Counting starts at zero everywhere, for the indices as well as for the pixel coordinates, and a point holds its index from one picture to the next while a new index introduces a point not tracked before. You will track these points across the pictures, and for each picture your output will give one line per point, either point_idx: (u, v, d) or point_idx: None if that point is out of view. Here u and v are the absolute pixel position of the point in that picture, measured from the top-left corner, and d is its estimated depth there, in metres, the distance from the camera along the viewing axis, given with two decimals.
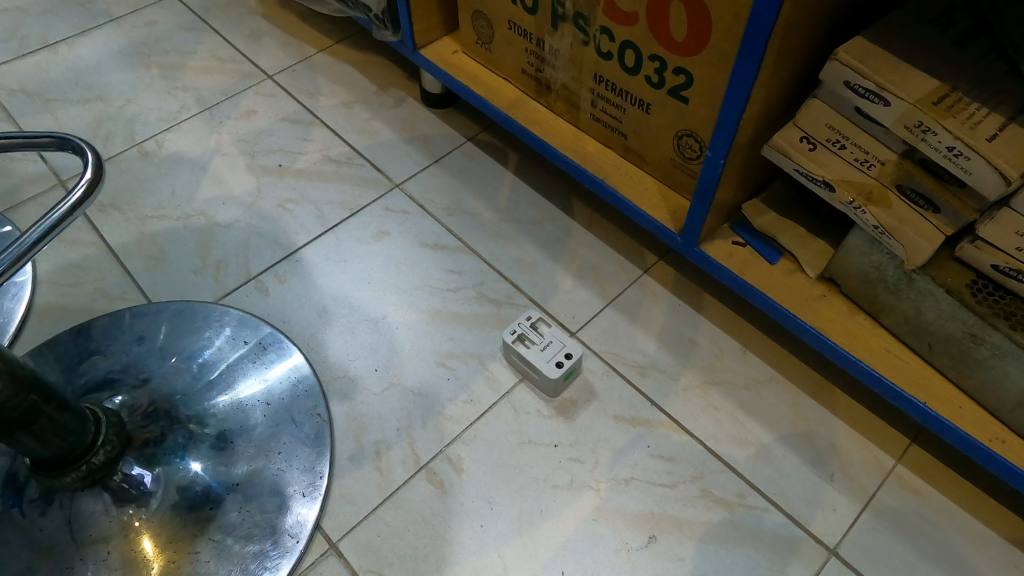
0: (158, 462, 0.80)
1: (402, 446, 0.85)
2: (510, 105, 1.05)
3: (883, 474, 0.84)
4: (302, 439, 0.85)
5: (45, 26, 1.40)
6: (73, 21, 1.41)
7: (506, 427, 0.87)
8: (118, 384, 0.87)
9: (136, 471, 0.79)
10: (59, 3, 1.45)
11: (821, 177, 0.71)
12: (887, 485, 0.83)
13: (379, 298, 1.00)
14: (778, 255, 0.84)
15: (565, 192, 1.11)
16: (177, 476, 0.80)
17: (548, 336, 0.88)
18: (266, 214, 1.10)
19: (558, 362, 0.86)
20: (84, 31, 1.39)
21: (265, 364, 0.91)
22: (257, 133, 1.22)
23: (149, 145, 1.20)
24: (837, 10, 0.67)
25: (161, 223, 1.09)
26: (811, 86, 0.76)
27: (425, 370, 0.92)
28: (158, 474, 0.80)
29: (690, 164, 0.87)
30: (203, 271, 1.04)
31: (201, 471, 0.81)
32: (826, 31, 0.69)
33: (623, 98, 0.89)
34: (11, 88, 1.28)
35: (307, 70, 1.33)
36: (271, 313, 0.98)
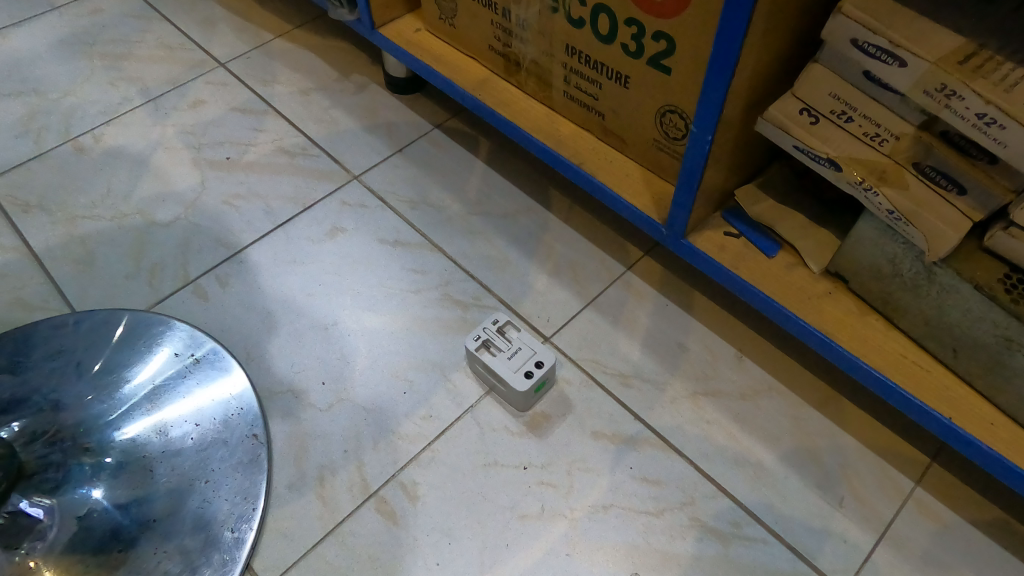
0: (59, 495, 0.71)
1: (349, 471, 0.75)
2: (476, 87, 0.94)
3: (900, 497, 0.73)
4: (234, 466, 0.75)
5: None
6: (11, 9, 1.31)
7: (469, 447, 0.76)
8: (23, 406, 0.77)
9: (24, 506, 0.70)
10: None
11: (825, 154, 0.60)
12: (904, 509, 0.72)
13: (330, 303, 0.89)
14: (776, 247, 0.73)
15: (540, 182, 1.00)
16: (72, 505, 0.71)
17: (517, 343, 0.78)
18: (209, 211, 1.00)
19: (528, 372, 0.75)
20: (23, 21, 1.28)
21: (197, 380, 0.81)
22: (204, 124, 1.12)
23: (84, 139, 1.10)
24: None
25: (93, 223, 0.99)
26: (812, 51, 0.66)
27: (379, 383, 0.81)
28: (54, 507, 0.71)
29: (676, 145, 0.76)
30: (136, 276, 0.93)
31: (102, 498, 0.72)
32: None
33: (598, 73, 0.79)
34: None
35: (263, 57, 1.22)
36: (209, 321, 0.88)
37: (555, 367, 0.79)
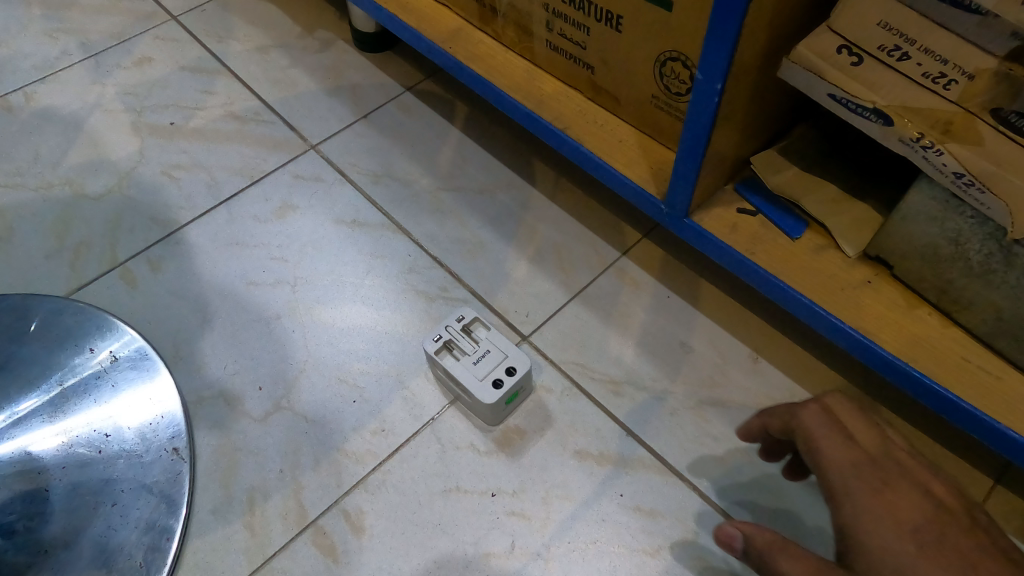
0: None
1: (284, 496, 0.63)
2: (446, 38, 0.80)
3: None
4: (147, 488, 0.63)
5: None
6: None
7: (427, 467, 0.64)
8: None
9: None
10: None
11: (869, 103, 0.44)
12: None
13: (273, 293, 0.76)
14: (801, 227, 0.59)
15: (523, 151, 0.86)
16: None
17: (485, 344, 0.65)
18: (146, 184, 0.87)
19: (496, 381, 0.62)
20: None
21: (113, 383, 0.69)
22: (148, 84, 0.99)
23: (15, 99, 0.97)
24: None
25: (15, 194, 0.87)
26: None
27: (324, 389, 0.69)
28: None
29: (678, 102, 0.62)
30: (58, 256, 0.81)
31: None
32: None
33: (585, 13, 0.64)
34: None
35: (219, 10, 1.08)
36: (135, 312, 0.76)
37: (531, 373, 0.66)
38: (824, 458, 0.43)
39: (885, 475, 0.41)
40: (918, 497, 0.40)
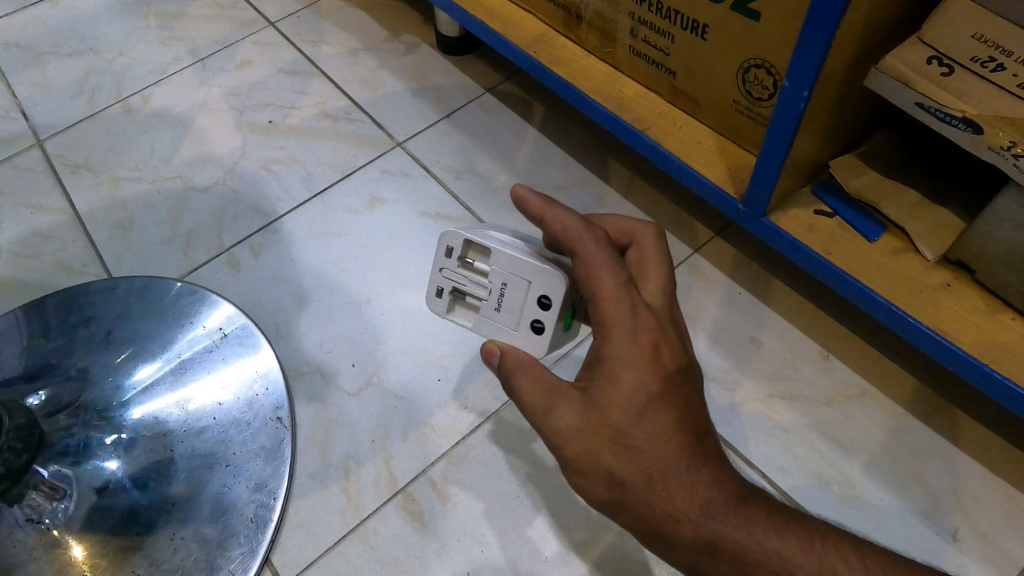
0: (77, 468, 0.68)
1: (375, 464, 0.69)
2: (531, 43, 0.85)
3: None
4: (256, 451, 0.70)
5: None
6: None
7: (507, 443, 0.69)
8: (49, 375, 0.73)
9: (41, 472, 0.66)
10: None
11: (959, 112, 0.46)
12: None
13: (364, 279, 0.83)
14: (879, 229, 0.61)
15: (599, 151, 0.90)
16: (89, 475, 0.68)
17: (499, 277, 0.54)
18: (247, 177, 0.95)
19: (535, 322, 0.53)
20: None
21: (224, 356, 0.76)
22: (249, 85, 1.07)
23: (133, 101, 1.07)
24: None
25: (135, 186, 0.97)
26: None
27: (412, 368, 0.75)
28: (67, 475, 0.67)
29: (760, 107, 0.65)
30: (171, 242, 0.90)
31: (116, 470, 0.68)
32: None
33: (670, 21, 0.68)
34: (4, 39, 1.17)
35: (313, 16, 1.16)
36: (241, 293, 0.83)
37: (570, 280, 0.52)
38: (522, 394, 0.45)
39: (612, 412, 0.41)
40: (616, 418, 0.41)
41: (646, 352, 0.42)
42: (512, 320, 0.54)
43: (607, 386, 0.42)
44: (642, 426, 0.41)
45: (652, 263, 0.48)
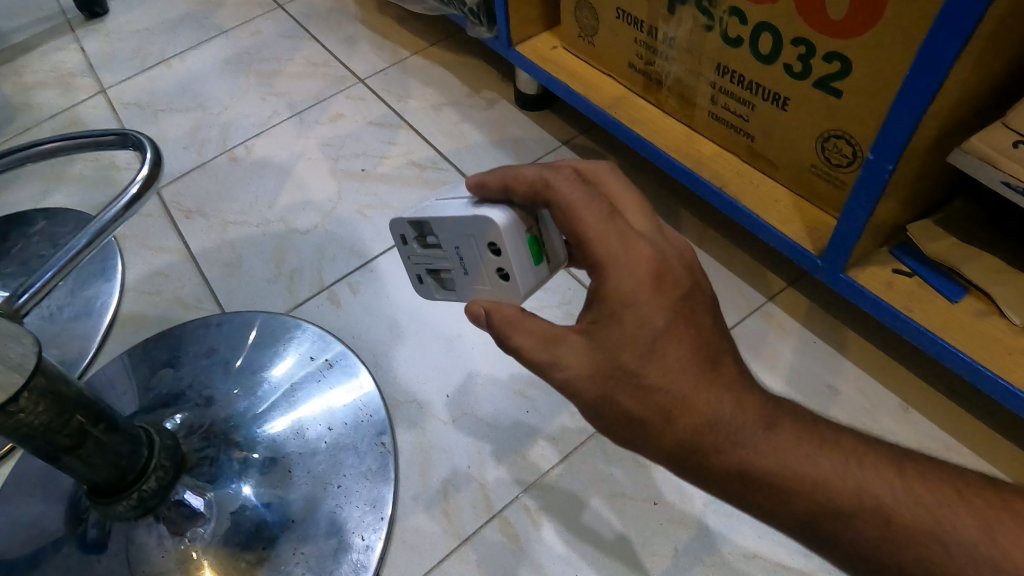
0: (214, 488, 0.74)
1: (473, 489, 0.75)
2: (613, 105, 0.93)
3: None
4: (364, 473, 0.76)
5: (164, 41, 1.49)
6: (188, 38, 1.48)
7: (596, 475, 0.74)
8: (181, 402, 0.82)
9: (188, 498, 0.72)
10: (178, 23, 1.53)
11: None
12: None
13: (454, 316, 0.90)
14: (961, 291, 0.66)
15: (672, 203, 0.97)
16: (228, 500, 0.74)
17: (451, 247, 0.55)
18: (344, 220, 1.04)
19: (499, 275, 0.52)
20: (196, 45, 1.45)
21: (330, 384, 0.84)
22: (343, 136, 1.17)
23: (238, 150, 1.19)
24: None
25: (242, 228, 1.06)
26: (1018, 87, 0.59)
27: (503, 400, 0.81)
28: (209, 499, 0.73)
29: (838, 172, 0.71)
30: (277, 279, 0.98)
31: (251, 496, 0.74)
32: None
33: (751, 92, 0.75)
34: (128, 101, 1.36)
35: (399, 73, 1.27)
36: (343, 326, 0.91)
37: (496, 224, 0.50)
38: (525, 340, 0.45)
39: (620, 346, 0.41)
40: (624, 348, 0.41)
41: (649, 281, 0.42)
42: (488, 280, 0.54)
43: (621, 328, 0.41)
44: (654, 359, 0.41)
45: (625, 194, 0.46)
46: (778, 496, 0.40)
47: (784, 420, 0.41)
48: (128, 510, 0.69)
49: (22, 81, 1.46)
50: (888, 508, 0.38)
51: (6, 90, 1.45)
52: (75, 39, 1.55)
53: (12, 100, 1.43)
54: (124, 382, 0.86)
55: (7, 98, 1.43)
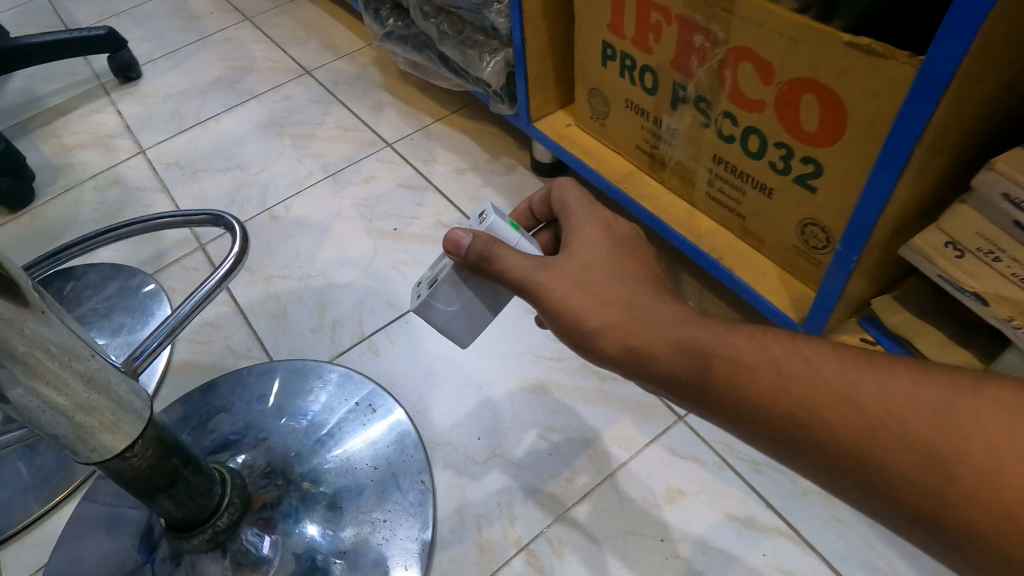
0: (276, 526, 0.84)
1: (503, 523, 0.85)
2: (621, 180, 1.05)
3: None
4: (406, 507, 0.87)
5: (198, 104, 1.62)
6: (223, 101, 1.62)
7: (610, 512, 0.85)
8: (239, 444, 0.92)
9: (254, 535, 0.82)
10: (212, 86, 1.67)
11: (970, 288, 0.66)
12: None
13: (482, 365, 1.01)
14: (913, 359, 0.77)
15: (674, 265, 1.09)
16: (293, 541, 0.83)
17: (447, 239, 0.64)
18: (380, 276, 1.16)
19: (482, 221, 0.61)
20: (230, 108, 1.59)
21: (372, 426, 0.94)
22: (376, 198, 1.30)
23: (278, 210, 1.31)
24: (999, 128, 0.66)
25: (285, 282, 1.18)
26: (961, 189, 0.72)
27: (528, 443, 0.92)
28: (276, 539, 0.83)
29: (816, 252, 0.83)
30: (320, 330, 1.10)
31: (316, 535, 0.84)
32: (995, 125, 0.65)
33: (742, 181, 0.87)
34: (168, 160, 1.48)
35: (425, 138, 1.40)
36: (382, 373, 1.02)
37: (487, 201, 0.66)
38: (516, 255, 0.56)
39: (591, 247, 0.56)
40: (596, 246, 0.56)
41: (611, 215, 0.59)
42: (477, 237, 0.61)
43: (606, 255, 0.55)
44: (615, 251, 0.56)
45: None
46: (800, 409, 0.44)
47: (803, 345, 0.47)
48: (201, 544, 0.79)
49: (60, 142, 1.58)
50: (915, 409, 0.41)
51: (45, 151, 1.57)
52: (111, 101, 1.69)
53: (52, 160, 1.54)
54: (188, 424, 0.97)
55: (48, 157, 1.55)
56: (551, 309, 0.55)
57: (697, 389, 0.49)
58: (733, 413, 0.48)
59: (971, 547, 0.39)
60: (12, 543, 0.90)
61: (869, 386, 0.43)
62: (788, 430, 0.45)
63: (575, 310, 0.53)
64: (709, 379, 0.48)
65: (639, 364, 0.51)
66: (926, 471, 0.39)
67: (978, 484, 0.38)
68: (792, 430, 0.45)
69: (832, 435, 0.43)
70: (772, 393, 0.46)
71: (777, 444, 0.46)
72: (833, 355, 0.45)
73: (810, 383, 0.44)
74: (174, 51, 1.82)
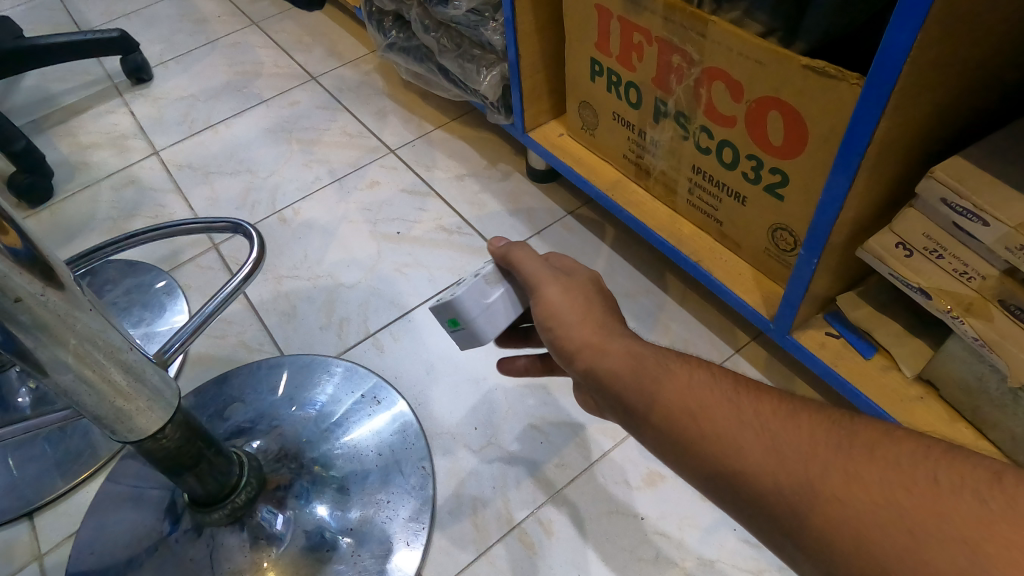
0: (289, 504, 0.92)
1: (497, 505, 0.93)
2: (610, 187, 1.13)
3: None
4: (408, 490, 0.94)
5: (209, 109, 1.70)
6: (232, 106, 1.69)
7: (595, 495, 0.92)
8: (253, 431, 1.00)
9: (269, 512, 0.90)
10: (222, 91, 1.75)
11: (916, 284, 0.74)
12: None
13: (480, 360, 1.08)
14: (872, 350, 0.86)
15: (659, 267, 1.16)
16: (304, 518, 0.91)
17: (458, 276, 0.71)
18: (384, 277, 1.23)
19: None
20: (239, 112, 1.67)
21: (376, 416, 1.02)
22: (380, 202, 1.37)
23: (287, 213, 1.38)
24: (941, 142, 0.73)
25: (295, 282, 1.25)
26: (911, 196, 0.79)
27: (521, 432, 0.99)
28: (289, 515, 0.91)
29: (785, 255, 0.90)
30: (328, 327, 1.17)
31: (326, 517, 0.91)
32: (936, 140, 0.72)
33: (719, 189, 0.95)
34: (181, 163, 1.55)
35: (426, 145, 1.48)
36: (386, 368, 1.10)
37: None
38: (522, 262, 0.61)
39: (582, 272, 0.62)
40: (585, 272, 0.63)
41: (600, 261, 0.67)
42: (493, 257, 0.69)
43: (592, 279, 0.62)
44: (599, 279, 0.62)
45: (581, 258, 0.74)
46: (710, 406, 0.50)
47: (719, 372, 0.54)
48: (222, 517, 0.87)
49: (77, 141, 1.66)
50: (799, 424, 0.47)
51: (62, 149, 1.65)
52: (124, 103, 1.77)
53: (68, 158, 1.62)
54: (207, 411, 1.04)
55: (64, 156, 1.63)
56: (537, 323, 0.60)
57: (627, 395, 0.54)
58: (652, 416, 0.52)
59: (817, 545, 0.42)
60: (44, 512, 0.98)
61: (770, 403, 0.49)
62: (692, 426, 0.50)
63: (554, 313, 0.59)
64: (639, 384, 0.54)
65: (583, 366, 0.57)
66: (792, 475, 0.44)
67: (841, 482, 0.43)
68: (696, 425, 0.49)
69: (734, 441, 0.48)
70: (693, 401, 0.51)
71: (675, 445, 0.50)
72: (739, 382, 0.52)
73: (727, 400, 0.50)
74: (183, 54, 1.90)
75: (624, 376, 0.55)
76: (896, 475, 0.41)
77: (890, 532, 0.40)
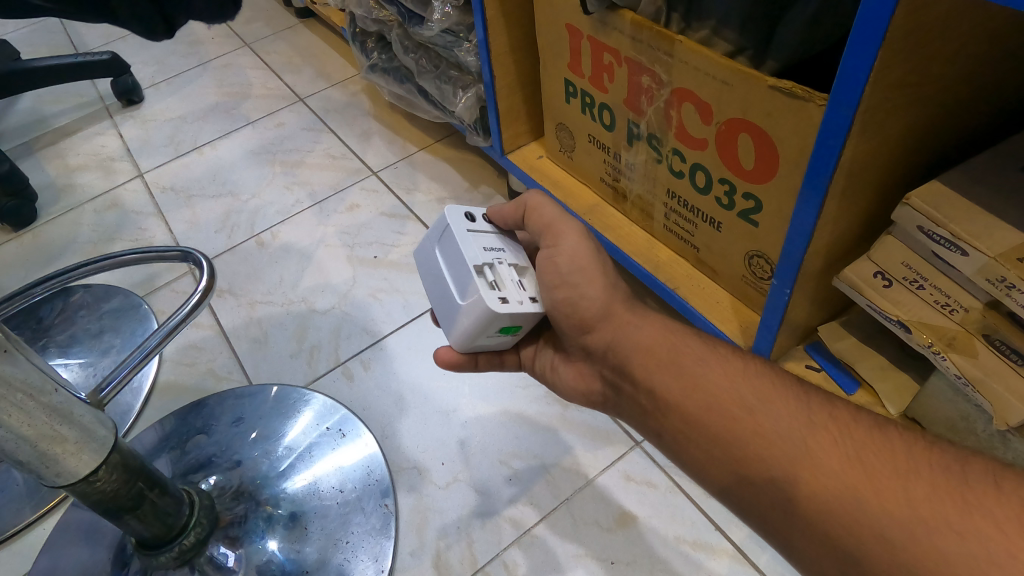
0: (242, 542, 0.88)
1: (460, 547, 0.88)
2: (587, 211, 1.09)
3: None
4: (369, 530, 0.90)
5: (195, 130, 1.69)
6: (219, 127, 1.69)
7: (564, 536, 0.87)
8: (213, 466, 0.97)
9: (221, 552, 0.87)
10: (210, 113, 1.74)
11: (895, 317, 0.69)
12: None
13: (450, 391, 1.04)
14: (855, 385, 0.80)
15: (640, 293, 1.12)
16: (257, 555, 0.88)
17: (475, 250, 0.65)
18: (358, 303, 1.20)
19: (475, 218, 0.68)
20: (225, 134, 1.66)
21: (340, 450, 0.98)
22: (359, 226, 1.34)
23: (265, 236, 1.36)
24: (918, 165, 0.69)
25: (268, 308, 1.22)
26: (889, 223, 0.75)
27: (489, 468, 0.95)
28: (240, 554, 0.87)
29: (762, 283, 0.86)
30: (298, 355, 1.14)
31: (275, 550, 0.88)
32: (913, 164, 0.68)
33: (694, 214, 0.91)
34: (165, 185, 1.54)
35: (408, 167, 1.45)
36: (354, 398, 1.06)
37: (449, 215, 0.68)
38: (550, 221, 0.65)
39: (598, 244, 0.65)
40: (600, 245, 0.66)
41: None
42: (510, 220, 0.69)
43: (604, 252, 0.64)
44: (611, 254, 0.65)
45: None
46: (751, 399, 0.52)
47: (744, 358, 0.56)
48: (170, 560, 0.84)
49: (65, 163, 1.66)
50: (822, 412, 0.49)
51: (50, 171, 1.64)
52: (114, 124, 1.76)
53: (55, 180, 1.62)
54: (167, 445, 1.01)
55: (51, 178, 1.62)
56: (549, 278, 0.63)
57: (655, 380, 0.57)
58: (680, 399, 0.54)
59: (832, 525, 0.45)
60: None
61: (794, 393, 0.52)
62: (733, 417, 0.51)
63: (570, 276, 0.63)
64: (668, 367, 0.56)
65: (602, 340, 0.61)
66: (816, 457, 0.47)
67: (862, 471, 0.45)
68: (738, 417, 0.51)
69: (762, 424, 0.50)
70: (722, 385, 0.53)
71: (711, 436, 0.52)
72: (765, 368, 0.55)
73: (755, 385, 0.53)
74: (175, 76, 1.90)
75: (653, 360, 0.57)
76: (931, 475, 0.43)
77: (925, 528, 0.41)
